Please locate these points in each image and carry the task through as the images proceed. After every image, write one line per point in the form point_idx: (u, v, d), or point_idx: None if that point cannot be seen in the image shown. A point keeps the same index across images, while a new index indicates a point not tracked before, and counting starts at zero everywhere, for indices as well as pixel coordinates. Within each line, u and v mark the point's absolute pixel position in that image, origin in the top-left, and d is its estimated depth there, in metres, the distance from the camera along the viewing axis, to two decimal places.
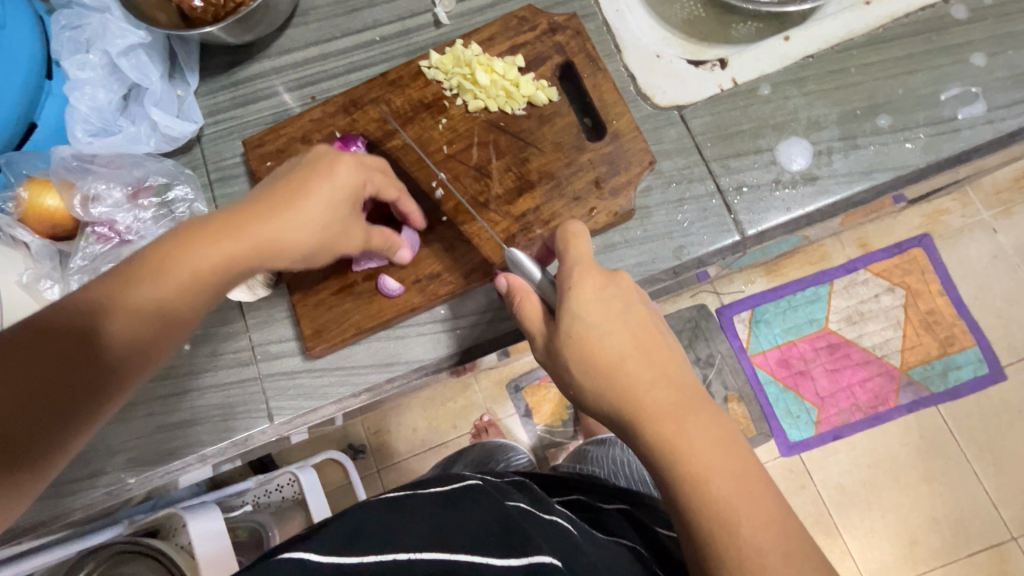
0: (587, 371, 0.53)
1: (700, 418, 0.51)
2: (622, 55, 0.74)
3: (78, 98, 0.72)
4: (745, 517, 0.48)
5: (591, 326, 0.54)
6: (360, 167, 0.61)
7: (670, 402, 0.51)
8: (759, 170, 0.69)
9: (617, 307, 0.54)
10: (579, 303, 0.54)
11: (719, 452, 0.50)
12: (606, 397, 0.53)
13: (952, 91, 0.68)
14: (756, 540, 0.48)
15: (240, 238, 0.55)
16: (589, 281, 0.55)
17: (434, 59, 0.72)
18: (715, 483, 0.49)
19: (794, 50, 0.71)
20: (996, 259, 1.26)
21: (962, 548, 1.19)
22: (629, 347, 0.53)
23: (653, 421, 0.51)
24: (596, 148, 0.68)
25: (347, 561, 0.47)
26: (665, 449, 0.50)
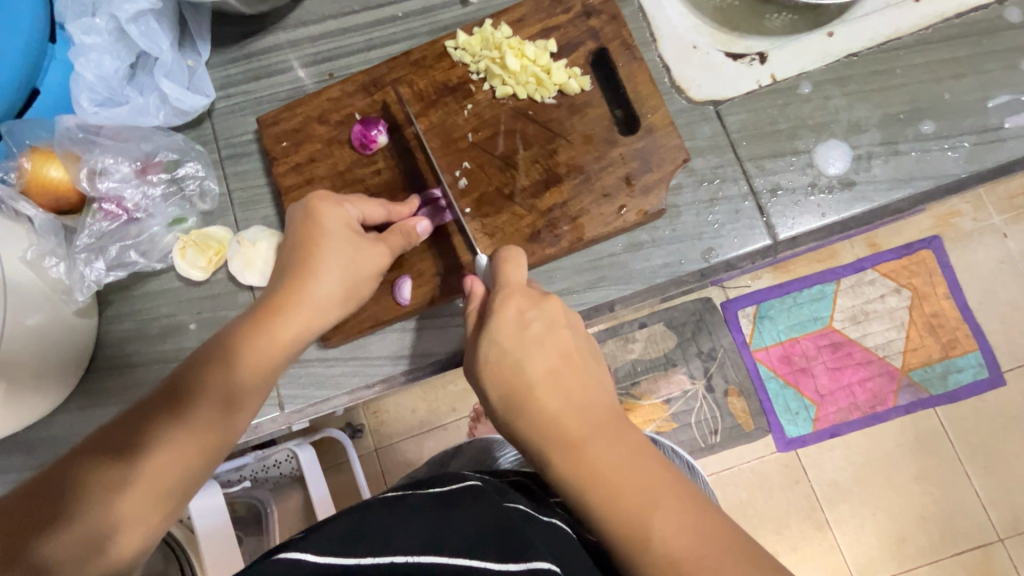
0: (502, 401, 0.51)
1: (607, 439, 0.48)
2: (658, 44, 0.71)
3: (84, 65, 0.68)
4: (660, 529, 0.44)
5: (507, 353, 0.51)
6: (340, 201, 0.60)
7: (579, 424, 0.48)
8: (794, 172, 0.67)
9: (530, 332, 0.52)
10: (498, 327, 0.52)
11: (630, 469, 0.46)
12: (520, 428, 0.50)
13: (1000, 98, 0.66)
14: (672, 551, 0.43)
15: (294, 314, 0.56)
16: (507, 302, 0.53)
17: (461, 40, 0.68)
18: (623, 501, 0.45)
19: (837, 47, 0.68)
20: (1004, 264, 1.23)
21: (948, 548, 1.20)
22: (540, 376, 0.50)
23: (561, 448, 0.48)
24: (629, 143, 0.66)
25: (342, 561, 0.46)
26: (573, 474, 0.47)
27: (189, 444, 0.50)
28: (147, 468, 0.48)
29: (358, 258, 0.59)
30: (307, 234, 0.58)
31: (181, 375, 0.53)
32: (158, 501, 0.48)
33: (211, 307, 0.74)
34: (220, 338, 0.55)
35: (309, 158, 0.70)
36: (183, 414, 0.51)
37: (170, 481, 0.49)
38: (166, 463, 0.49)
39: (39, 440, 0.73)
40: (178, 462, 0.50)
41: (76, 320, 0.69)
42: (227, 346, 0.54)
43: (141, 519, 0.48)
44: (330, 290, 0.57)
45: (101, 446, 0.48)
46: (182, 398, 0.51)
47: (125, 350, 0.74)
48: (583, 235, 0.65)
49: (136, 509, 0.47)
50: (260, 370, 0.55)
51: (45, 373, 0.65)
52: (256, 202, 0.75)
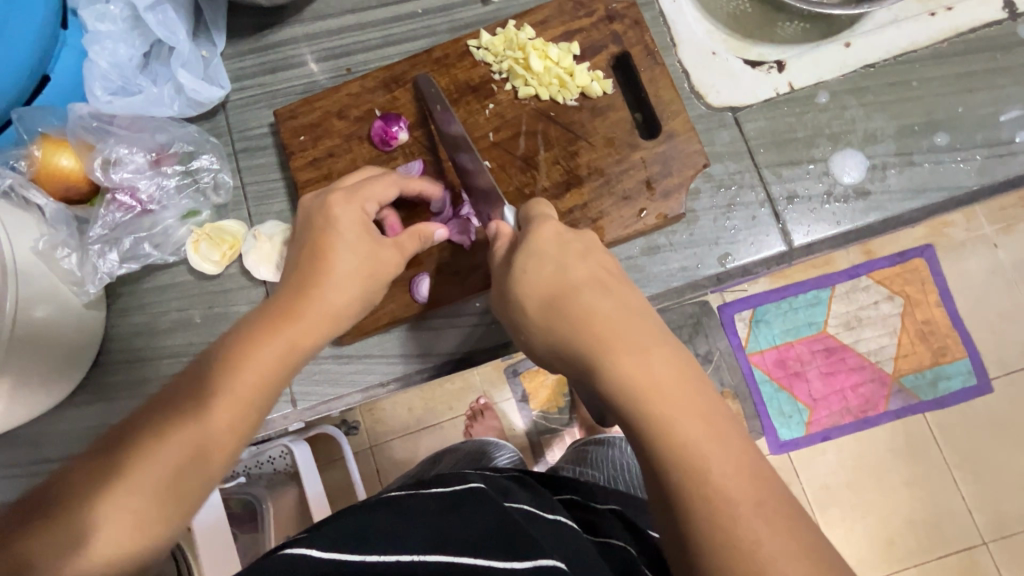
0: (538, 307, 0.49)
1: (654, 345, 0.44)
2: (677, 50, 0.72)
3: (98, 52, 0.67)
4: (699, 448, 0.39)
5: (550, 265, 0.50)
6: (352, 194, 0.59)
7: (619, 326, 0.46)
8: (811, 180, 0.68)
9: (576, 250, 0.51)
10: (535, 241, 0.51)
11: (677, 383, 0.42)
12: (563, 331, 0.47)
13: (1011, 113, 0.67)
14: (711, 475, 0.38)
15: (317, 308, 0.55)
16: (548, 227, 0.53)
17: (484, 39, 0.68)
18: (665, 408, 0.40)
19: (854, 57, 0.69)
20: (995, 272, 1.24)
21: (936, 551, 1.21)
22: (584, 280, 0.49)
23: (603, 345, 0.45)
24: (650, 147, 0.66)
25: (349, 558, 0.45)
26: (614, 373, 0.43)
27: (181, 462, 0.46)
28: (135, 481, 0.45)
29: (374, 256, 0.58)
30: (319, 239, 0.57)
31: (185, 383, 0.50)
32: (144, 523, 0.44)
33: (222, 302, 0.73)
34: (227, 344, 0.52)
35: (328, 153, 0.70)
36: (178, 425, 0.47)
37: (171, 478, 0.46)
38: (159, 480, 0.45)
39: (43, 434, 0.72)
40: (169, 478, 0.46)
41: (85, 312, 0.68)
42: (235, 352, 0.51)
43: (122, 543, 0.43)
44: (345, 297, 0.56)
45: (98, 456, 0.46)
46: (181, 409, 0.48)
47: (133, 344, 0.73)
48: (602, 237, 0.65)
49: (120, 529, 0.43)
50: (264, 380, 0.51)
51: (53, 365, 0.64)
52: (271, 196, 0.74)
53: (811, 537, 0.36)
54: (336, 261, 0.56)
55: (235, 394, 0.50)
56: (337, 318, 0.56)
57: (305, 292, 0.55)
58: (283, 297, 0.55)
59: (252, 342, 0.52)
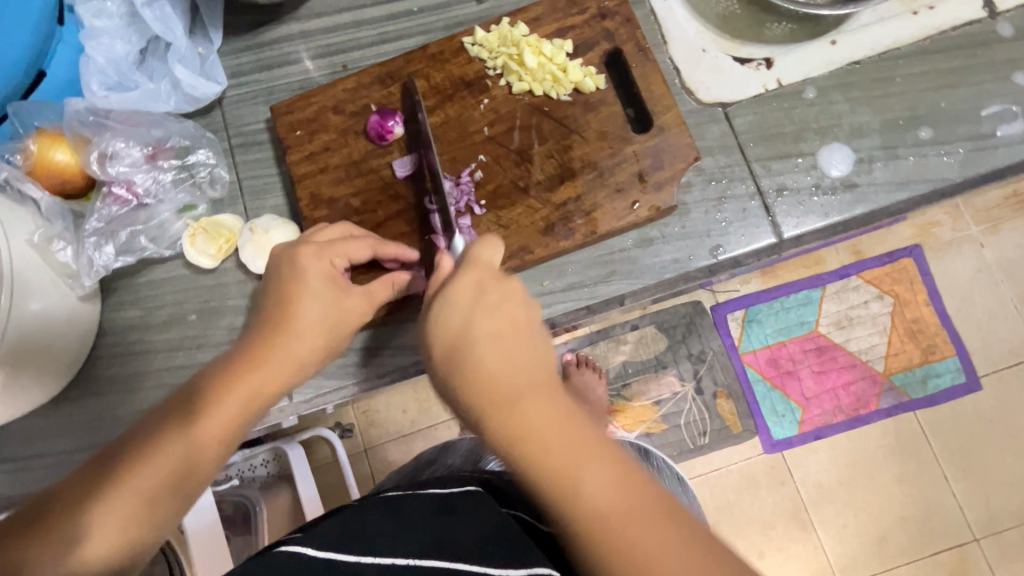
0: (441, 356, 0.49)
1: (538, 397, 0.44)
2: (668, 47, 0.73)
3: (95, 48, 0.68)
4: (589, 480, 0.40)
5: (456, 317, 0.49)
6: (321, 250, 0.58)
7: (513, 381, 0.45)
8: (799, 173, 0.69)
9: (485, 299, 0.50)
10: (452, 290, 0.50)
11: (563, 431, 0.42)
12: (459, 387, 0.47)
13: (992, 107, 0.69)
14: (601, 508, 0.40)
15: (320, 314, 0.55)
16: (466, 275, 0.51)
17: (479, 36, 0.69)
18: (551, 459, 0.41)
19: (840, 54, 0.71)
20: (982, 271, 1.26)
21: (928, 548, 1.22)
22: (486, 337, 0.47)
23: (495, 402, 0.45)
24: (642, 140, 0.67)
25: (340, 557, 0.47)
26: (507, 431, 0.43)
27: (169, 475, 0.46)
28: (140, 479, 0.46)
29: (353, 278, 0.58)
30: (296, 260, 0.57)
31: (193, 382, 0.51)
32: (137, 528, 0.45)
33: (217, 296, 0.73)
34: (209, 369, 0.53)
35: (324, 148, 0.71)
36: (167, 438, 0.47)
37: (167, 480, 0.46)
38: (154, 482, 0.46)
39: (34, 432, 0.71)
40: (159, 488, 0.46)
41: (80, 305, 0.68)
42: (237, 362, 0.52)
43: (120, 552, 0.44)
44: (343, 307, 0.57)
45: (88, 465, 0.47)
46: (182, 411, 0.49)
47: (126, 339, 0.73)
48: (596, 229, 0.66)
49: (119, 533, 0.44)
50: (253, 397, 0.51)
51: (47, 358, 0.64)
52: (266, 190, 0.74)
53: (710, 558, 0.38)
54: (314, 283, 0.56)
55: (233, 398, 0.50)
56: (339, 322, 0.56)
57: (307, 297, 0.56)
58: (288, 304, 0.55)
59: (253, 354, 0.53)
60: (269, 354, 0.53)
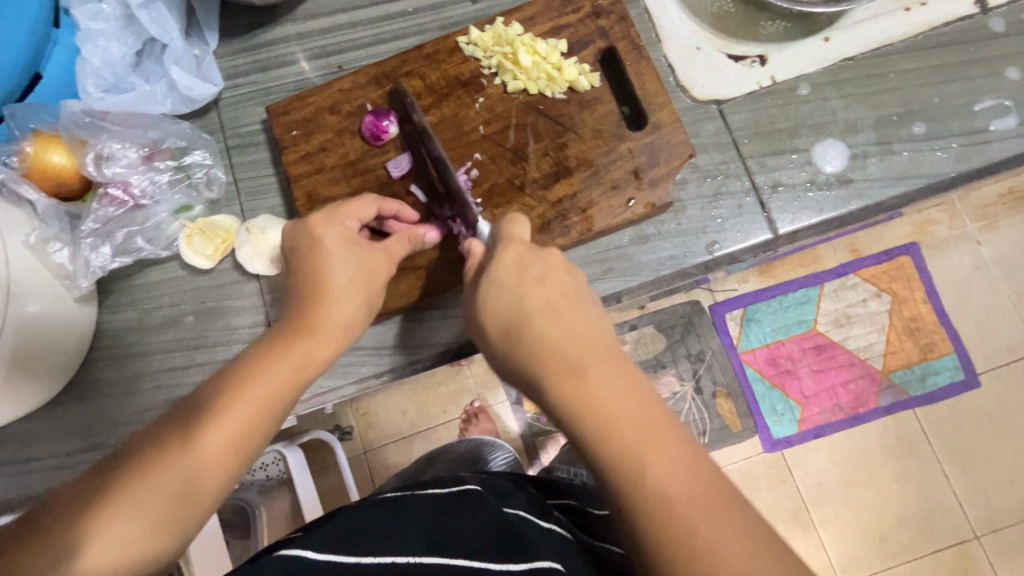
0: (498, 328, 0.50)
1: (604, 367, 0.46)
2: (662, 45, 0.74)
3: (91, 50, 0.68)
4: (654, 461, 0.42)
5: (506, 292, 0.50)
6: (335, 215, 0.60)
7: (576, 351, 0.47)
8: (794, 169, 0.69)
9: (530, 272, 0.50)
10: (497, 267, 0.51)
11: (628, 404, 0.44)
12: (518, 359, 0.48)
13: (985, 103, 0.70)
14: (666, 489, 0.42)
15: (335, 315, 0.56)
16: (508, 249, 0.52)
17: (474, 36, 0.70)
18: (618, 434, 0.43)
19: (833, 51, 0.71)
20: (979, 269, 1.26)
21: (929, 546, 1.21)
22: (540, 309, 0.49)
23: (557, 371, 0.46)
24: (637, 138, 0.67)
25: (345, 559, 0.46)
26: (572, 400, 0.45)
27: (179, 480, 0.46)
28: (144, 492, 0.45)
29: (369, 277, 0.58)
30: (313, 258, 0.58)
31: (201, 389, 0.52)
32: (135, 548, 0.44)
33: (214, 297, 0.73)
34: (227, 369, 0.53)
35: (320, 148, 0.71)
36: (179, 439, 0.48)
37: (173, 494, 0.46)
38: (156, 494, 0.46)
39: (31, 435, 0.71)
40: (170, 497, 0.46)
41: (77, 306, 0.68)
42: (250, 368, 0.52)
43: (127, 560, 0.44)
44: (352, 305, 0.57)
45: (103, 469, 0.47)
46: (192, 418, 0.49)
47: (123, 341, 0.73)
48: (592, 226, 0.67)
49: (126, 542, 0.44)
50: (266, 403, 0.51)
51: (43, 360, 0.64)
52: (263, 191, 0.75)
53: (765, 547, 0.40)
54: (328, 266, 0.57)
55: (246, 402, 0.50)
56: (353, 318, 0.57)
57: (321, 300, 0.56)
58: (296, 303, 0.57)
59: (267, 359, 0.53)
60: (284, 357, 0.53)
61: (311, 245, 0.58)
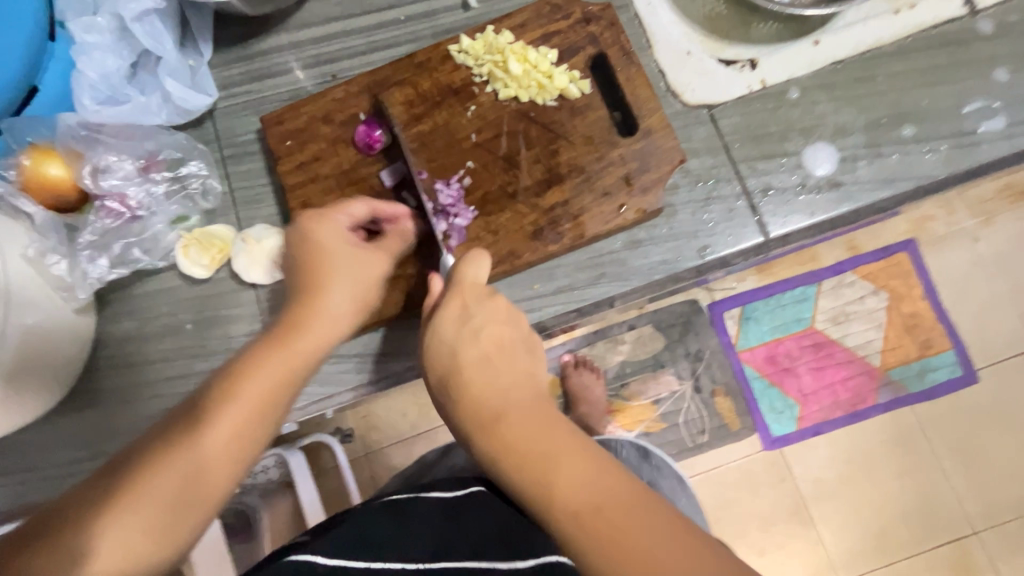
0: (434, 376, 0.52)
1: (522, 411, 0.48)
2: (653, 50, 0.74)
3: (87, 63, 0.69)
4: (568, 494, 0.43)
5: (444, 341, 0.53)
6: (327, 217, 0.61)
7: (497, 398, 0.49)
8: (785, 173, 0.70)
9: (467, 322, 0.53)
10: (436, 317, 0.54)
11: (544, 439, 0.46)
12: (450, 407, 0.51)
13: (973, 104, 0.70)
14: (576, 507, 0.42)
15: (328, 310, 0.57)
16: (451, 296, 0.55)
17: (465, 44, 0.70)
18: (535, 472, 0.44)
19: (823, 54, 0.72)
20: (976, 266, 1.26)
21: (929, 542, 1.22)
22: (467, 355, 0.52)
23: (482, 422, 0.48)
24: (628, 144, 0.68)
25: (355, 564, 0.48)
26: (493, 447, 0.47)
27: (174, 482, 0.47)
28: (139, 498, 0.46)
29: (361, 269, 0.60)
30: (307, 255, 0.59)
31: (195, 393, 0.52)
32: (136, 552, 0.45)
33: (212, 305, 0.74)
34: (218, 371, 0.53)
35: (314, 157, 0.71)
36: (186, 440, 0.49)
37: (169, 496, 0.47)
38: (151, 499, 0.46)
39: (33, 444, 0.72)
40: (177, 501, 0.47)
41: (76, 317, 0.69)
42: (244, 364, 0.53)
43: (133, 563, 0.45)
44: (346, 299, 0.58)
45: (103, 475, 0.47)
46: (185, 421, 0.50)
47: (123, 350, 0.73)
48: (584, 232, 0.67)
49: (126, 546, 0.45)
50: (265, 397, 0.52)
51: (43, 371, 0.65)
52: (259, 200, 0.75)
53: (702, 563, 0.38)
54: (325, 264, 0.59)
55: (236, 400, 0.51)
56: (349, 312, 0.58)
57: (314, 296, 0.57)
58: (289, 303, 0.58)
59: (259, 354, 0.53)
60: (275, 355, 0.53)
61: (306, 247, 0.60)
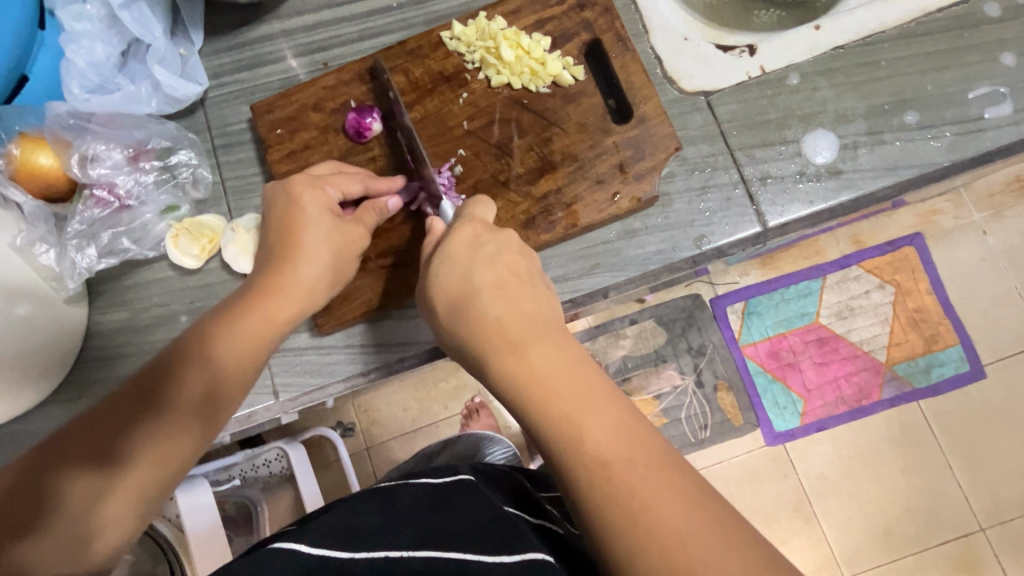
0: (447, 306, 0.51)
1: (544, 342, 0.48)
2: (650, 37, 0.72)
3: (75, 51, 0.68)
4: (591, 428, 0.44)
5: (459, 269, 0.52)
6: (313, 180, 0.61)
7: (518, 327, 0.49)
8: (784, 161, 0.68)
9: (485, 252, 0.52)
10: (450, 243, 0.53)
11: (565, 371, 0.46)
12: (465, 334, 0.50)
13: (980, 90, 0.68)
14: (602, 451, 0.43)
15: (298, 279, 0.58)
16: (465, 227, 0.54)
17: (457, 30, 0.69)
18: (557, 398, 0.45)
19: (824, 40, 0.70)
20: (983, 259, 1.24)
21: (933, 539, 1.20)
22: (486, 285, 0.51)
23: (503, 346, 0.48)
24: (622, 131, 0.67)
25: (338, 553, 0.47)
26: (512, 370, 0.47)
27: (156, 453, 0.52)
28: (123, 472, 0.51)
29: (335, 233, 0.60)
30: (288, 217, 0.60)
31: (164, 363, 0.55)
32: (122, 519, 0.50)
33: (203, 296, 0.73)
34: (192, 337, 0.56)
35: (304, 146, 0.71)
36: (177, 420, 0.53)
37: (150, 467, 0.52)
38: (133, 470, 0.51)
39: (26, 435, 0.72)
40: (167, 472, 0.53)
41: (66, 307, 0.68)
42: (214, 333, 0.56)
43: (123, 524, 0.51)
44: (317, 268, 0.59)
45: (83, 452, 0.50)
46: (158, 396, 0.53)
47: (114, 340, 0.73)
48: (577, 221, 0.66)
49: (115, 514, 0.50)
50: (241, 376, 0.56)
51: (32, 360, 0.64)
52: (250, 190, 0.75)
53: (712, 517, 0.41)
54: (299, 232, 0.59)
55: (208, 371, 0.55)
56: (319, 284, 0.59)
57: (284, 263, 0.58)
58: (264, 270, 0.59)
59: (228, 325, 0.56)
60: (244, 323, 0.56)
61: (283, 212, 0.60)
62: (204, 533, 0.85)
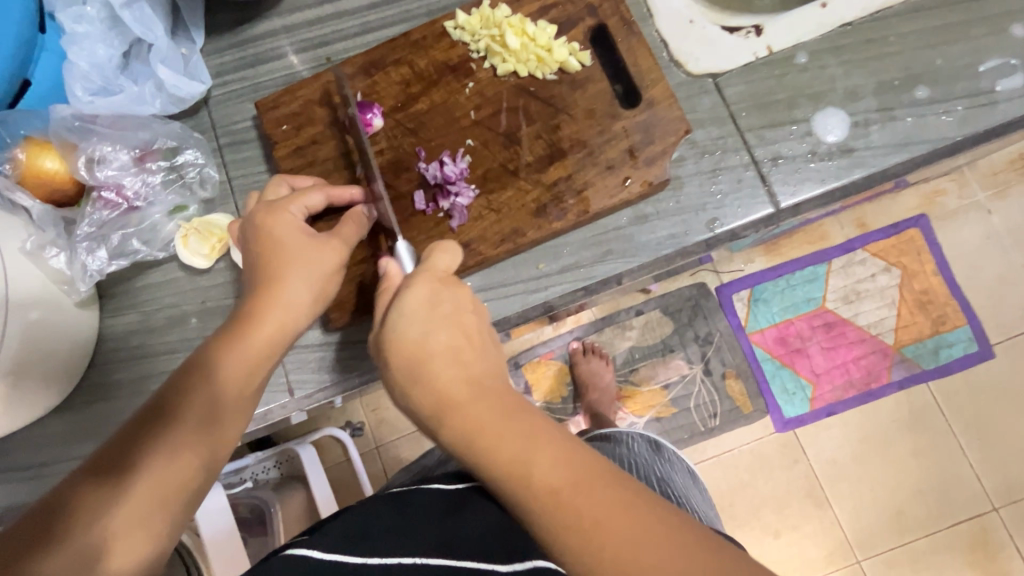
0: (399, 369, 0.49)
1: (486, 400, 0.45)
2: (655, 20, 0.72)
3: (77, 53, 0.67)
4: (538, 469, 0.42)
5: (410, 332, 0.49)
6: (271, 207, 0.58)
7: (461, 385, 0.46)
8: (794, 141, 0.68)
9: (438, 307, 0.50)
10: (406, 298, 0.50)
11: (505, 422, 0.44)
12: (412, 396, 0.48)
13: (990, 62, 0.67)
14: (553, 485, 0.41)
15: (283, 300, 0.54)
16: (418, 283, 0.51)
17: (460, 20, 0.68)
18: (500, 452, 0.43)
19: (830, 17, 0.69)
20: (990, 239, 1.23)
21: (948, 520, 1.20)
22: (437, 347, 0.48)
23: (446, 412, 0.46)
24: (631, 116, 0.66)
25: (352, 559, 0.47)
26: (457, 439, 0.45)
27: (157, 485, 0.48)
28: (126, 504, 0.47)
29: (314, 259, 0.56)
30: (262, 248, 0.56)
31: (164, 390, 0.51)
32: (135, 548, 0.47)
33: (214, 296, 0.73)
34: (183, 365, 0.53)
35: (311, 141, 0.70)
36: (181, 438, 0.50)
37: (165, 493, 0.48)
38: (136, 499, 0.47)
39: (42, 439, 0.72)
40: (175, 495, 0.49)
41: (77, 310, 0.68)
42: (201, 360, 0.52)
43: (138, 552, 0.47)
44: (299, 288, 0.55)
45: (91, 482, 0.47)
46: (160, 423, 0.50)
47: (126, 342, 0.73)
48: (589, 207, 0.66)
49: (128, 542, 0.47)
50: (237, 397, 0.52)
51: (48, 366, 0.64)
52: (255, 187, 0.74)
53: (665, 528, 0.39)
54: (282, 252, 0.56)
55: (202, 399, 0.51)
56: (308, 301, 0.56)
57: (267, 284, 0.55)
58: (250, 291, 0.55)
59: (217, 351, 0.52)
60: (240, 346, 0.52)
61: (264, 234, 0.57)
62: (218, 538, 0.84)
